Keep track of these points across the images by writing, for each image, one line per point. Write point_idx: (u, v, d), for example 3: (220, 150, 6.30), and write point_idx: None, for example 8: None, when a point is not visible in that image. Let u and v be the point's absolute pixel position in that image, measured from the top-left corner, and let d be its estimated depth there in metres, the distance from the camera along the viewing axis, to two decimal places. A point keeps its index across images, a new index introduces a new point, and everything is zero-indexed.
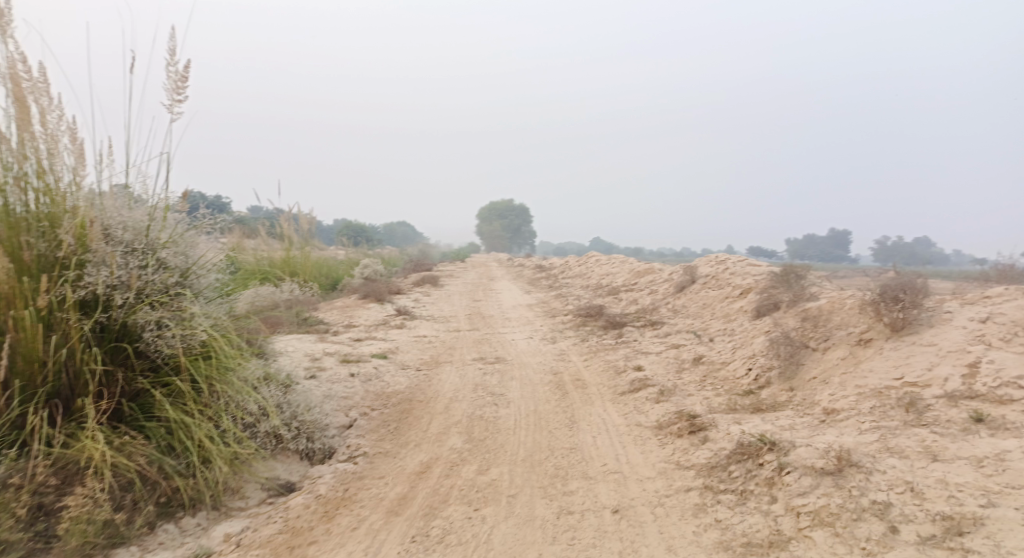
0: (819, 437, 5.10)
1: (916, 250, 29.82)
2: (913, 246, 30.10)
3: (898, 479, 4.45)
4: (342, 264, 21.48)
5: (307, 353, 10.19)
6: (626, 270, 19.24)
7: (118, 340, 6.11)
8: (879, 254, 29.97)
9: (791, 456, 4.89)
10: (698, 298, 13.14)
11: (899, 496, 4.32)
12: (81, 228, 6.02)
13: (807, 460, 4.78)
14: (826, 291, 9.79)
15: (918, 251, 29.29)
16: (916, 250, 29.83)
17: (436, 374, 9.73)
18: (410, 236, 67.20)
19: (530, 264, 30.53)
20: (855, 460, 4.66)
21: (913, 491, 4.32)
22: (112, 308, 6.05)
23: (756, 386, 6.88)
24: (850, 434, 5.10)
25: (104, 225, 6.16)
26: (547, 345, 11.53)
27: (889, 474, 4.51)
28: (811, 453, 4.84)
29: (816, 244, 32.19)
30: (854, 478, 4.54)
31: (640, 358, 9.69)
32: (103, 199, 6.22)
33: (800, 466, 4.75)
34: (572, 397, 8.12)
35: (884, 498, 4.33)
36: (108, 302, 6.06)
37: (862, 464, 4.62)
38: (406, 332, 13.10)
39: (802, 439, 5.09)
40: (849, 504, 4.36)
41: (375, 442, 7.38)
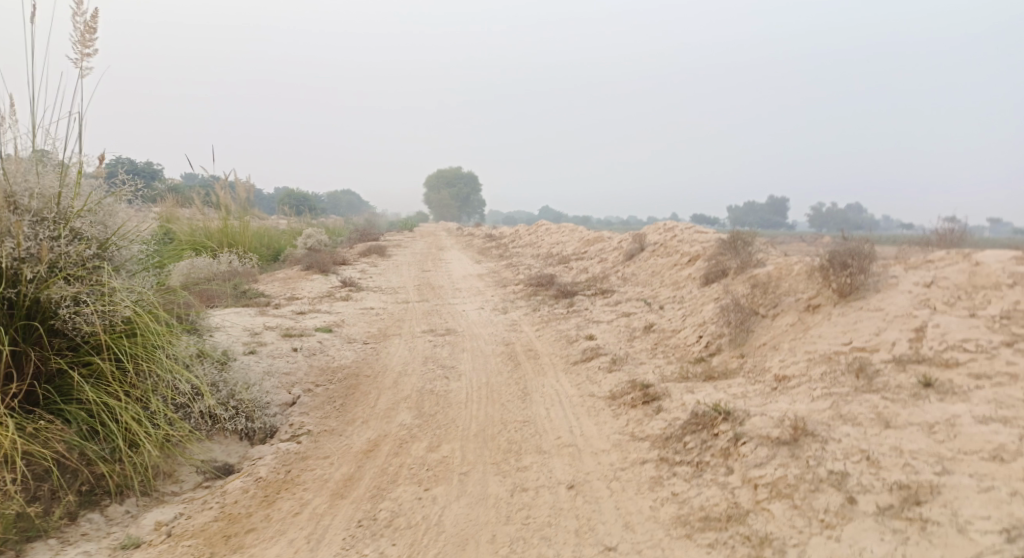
0: (773, 406, 5.09)
1: (849, 216, 30.71)
2: (846, 212, 30.99)
3: (853, 447, 4.46)
4: (285, 235, 20.93)
5: (248, 328, 9.85)
6: (575, 239, 19.19)
7: (29, 318, 5.76)
8: (816, 221, 30.69)
9: (746, 426, 4.87)
10: (647, 266, 13.16)
11: (855, 465, 4.33)
12: None
13: (763, 430, 4.76)
14: (773, 257, 9.85)
15: (856, 217, 30.02)
16: (850, 216, 30.69)
17: (384, 347, 9.52)
18: (357, 205, 66.09)
19: (479, 234, 30.30)
20: (810, 429, 4.66)
21: (869, 460, 4.33)
22: (21, 284, 5.67)
23: (707, 353, 6.87)
24: (803, 402, 5.10)
25: (7, 192, 5.73)
26: (497, 315, 11.41)
27: (844, 442, 4.52)
28: (766, 422, 4.83)
29: (758, 211, 32.70)
30: (810, 447, 4.53)
31: (591, 327, 9.63)
32: (7, 163, 5.78)
33: (756, 436, 4.74)
34: (524, 369, 8.02)
35: (841, 468, 4.34)
36: (15, 276, 5.68)
37: (817, 433, 4.63)
38: (352, 305, 12.81)
39: (757, 408, 5.08)
40: (806, 475, 4.36)
41: (321, 420, 7.18)
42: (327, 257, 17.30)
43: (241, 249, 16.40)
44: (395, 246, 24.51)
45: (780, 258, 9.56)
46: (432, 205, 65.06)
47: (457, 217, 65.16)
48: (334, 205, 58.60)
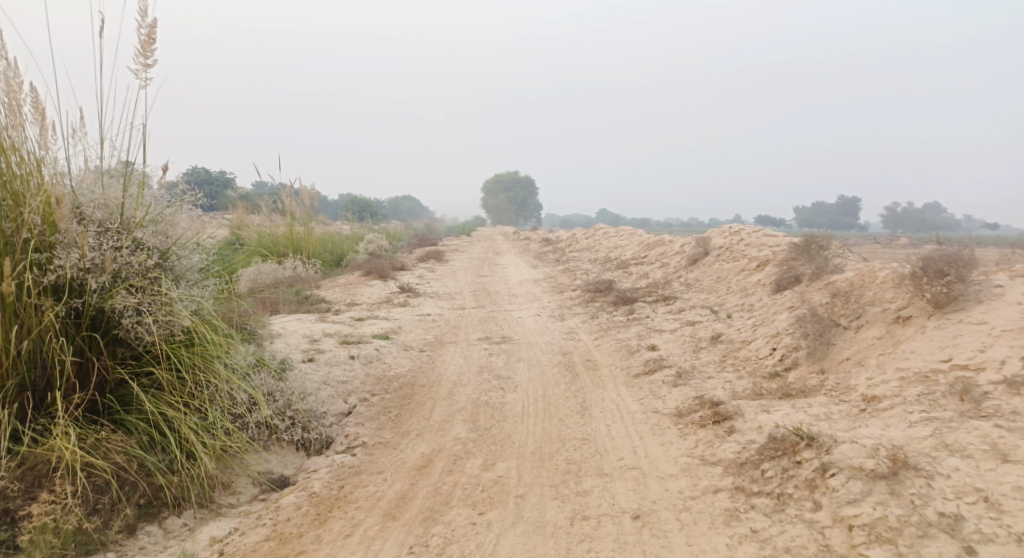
0: (864, 431, 4.59)
1: (922, 217, 29.35)
2: (919, 213, 29.63)
3: (966, 486, 3.94)
4: (346, 239, 21.01)
5: (304, 334, 9.72)
6: (635, 243, 18.66)
7: (94, 329, 5.67)
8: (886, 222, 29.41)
9: (834, 455, 4.39)
10: (711, 272, 12.60)
11: (971, 508, 3.82)
12: (48, 207, 5.53)
13: (854, 461, 4.28)
14: (851, 263, 9.22)
15: (931, 220, 28.65)
16: (924, 218, 29.32)
17: (440, 355, 9.25)
18: (417, 209, 66.55)
19: (536, 238, 29.99)
20: (912, 462, 4.16)
21: (988, 502, 3.81)
22: (86, 294, 5.58)
23: (783, 367, 6.37)
24: (898, 427, 4.59)
25: (74, 204, 5.70)
26: (556, 322, 11.04)
27: (954, 479, 4.01)
28: (858, 452, 4.34)
29: (825, 213, 31.44)
30: (913, 484, 4.03)
31: (654, 336, 9.18)
32: (71, 176, 5.77)
33: (846, 467, 4.26)
34: (584, 381, 7.63)
35: (953, 510, 3.83)
36: (80, 286, 5.60)
37: (921, 467, 4.12)
38: (409, 311, 12.61)
39: (845, 434, 4.59)
40: (911, 516, 3.86)
41: (375, 431, 6.92)
42: (384, 261, 17.19)
43: (301, 254, 16.42)
44: (453, 250, 24.36)
45: (859, 264, 8.94)
46: (491, 209, 65.05)
47: (515, 221, 65.00)
48: (395, 210, 59.07)
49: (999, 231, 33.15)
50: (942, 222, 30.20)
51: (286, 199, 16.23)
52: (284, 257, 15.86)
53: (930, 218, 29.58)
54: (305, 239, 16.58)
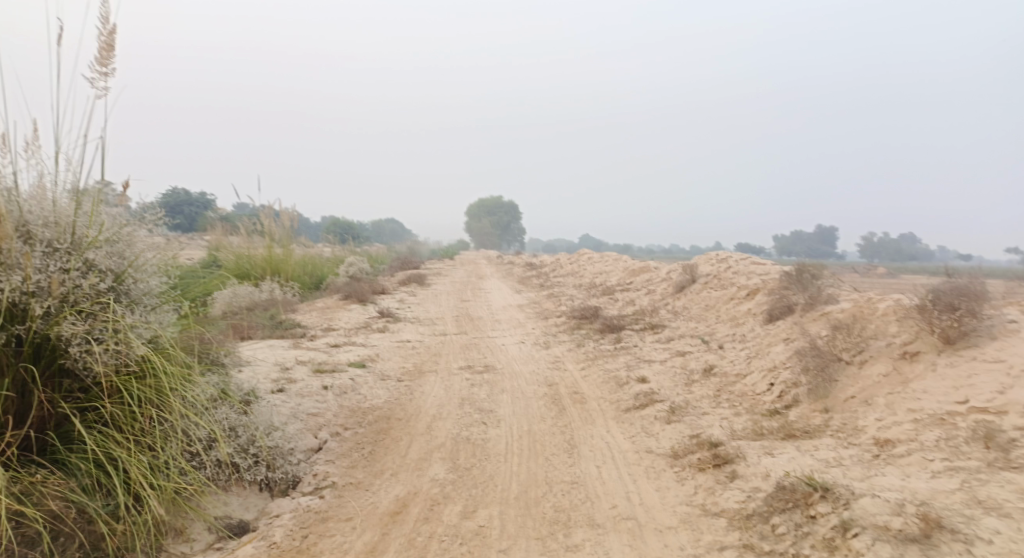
0: (882, 483, 4.22)
1: (902, 245, 29.46)
2: (898, 241, 29.75)
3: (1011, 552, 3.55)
4: (326, 262, 20.53)
5: (276, 362, 9.24)
6: (620, 269, 18.33)
7: (38, 358, 5.19)
8: (865, 250, 29.41)
9: (853, 511, 4.00)
10: (699, 300, 12.26)
11: None
12: None
13: (878, 518, 3.89)
14: (846, 293, 8.92)
15: (906, 248, 28.78)
16: (904, 246, 29.42)
17: (419, 385, 8.80)
18: (399, 233, 66.14)
19: (520, 262, 29.64)
20: (945, 522, 3.77)
21: None
22: (31, 319, 5.11)
23: (782, 405, 6.01)
24: (920, 478, 4.22)
25: (21, 222, 5.26)
26: (540, 350, 10.63)
27: (996, 544, 3.62)
28: (880, 508, 3.95)
29: (804, 240, 31.38)
30: (950, 549, 3.64)
31: (643, 367, 8.78)
32: (21, 192, 5.31)
33: (870, 526, 3.87)
34: (570, 415, 7.21)
35: None
36: (24, 311, 5.13)
37: (957, 529, 3.73)
38: (388, 337, 12.14)
39: (862, 485, 4.21)
40: None
41: (346, 470, 6.43)
42: (364, 285, 16.74)
43: (279, 277, 15.93)
44: (435, 274, 23.94)
45: (855, 294, 8.63)
46: (473, 233, 64.76)
47: (498, 245, 64.73)
48: (377, 233, 58.55)
49: (977, 261, 33.36)
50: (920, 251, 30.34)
51: (266, 220, 15.75)
52: (261, 279, 15.37)
53: (909, 247, 29.70)
54: (284, 261, 16.09)
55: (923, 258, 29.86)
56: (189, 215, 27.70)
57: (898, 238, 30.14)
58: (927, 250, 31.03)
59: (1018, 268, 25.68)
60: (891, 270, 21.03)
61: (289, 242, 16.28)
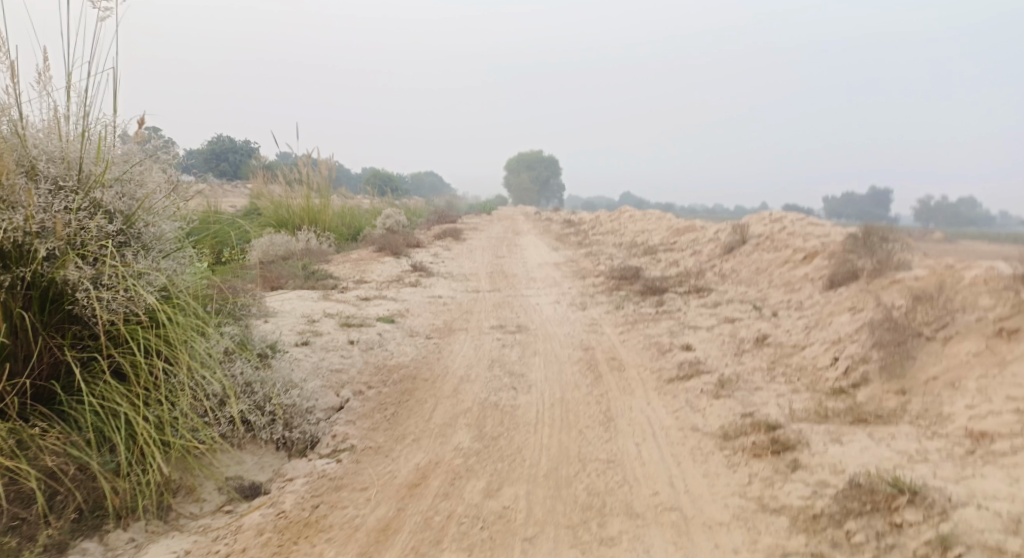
0: (985, 488, 3.58)
1: (958, 211, 28.04)
2: (955, 206, 28.34)
3: None
4: (363, 214, 20.06)
5: (301, 314, 8.79)
6: (663, 227, 17.54)
7: (42, 304, 4.69)
8: None
9: (952, 523, 3.39)
10: (749, 262, 11.51)
11: None
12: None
13: (988, 538, 3.27)
14: (918, 261, 8.15)
15: (962, 216, 27.40)
16: (961, 212, 27.98)
17: (448, 344, 8.29)
18: (440, 187, 65.61)
19: (559, 219, 28.88)
20: None
21: None
22: (34, 262, 4.62)
23: (850, 383, 5.41)
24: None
25: (24, 156, 4.68)
26: (577, 311, 10.03)
27: None
28: (989, 522, 3.35)
29: (852, 205, 30.10)
30: None
31: (688, 334, 8.14)
32: (26, 122, 4.76)
33: (977, 545, 3.25)
34: (608, 383, 6.63)
35: None
36: (26, 254, 4.62)
37: None
38: (419, 291, 11.64)
39: (959, 491, 3.59)
40: None
41: (366, 432, 5.87)
42: (399, 238, 16.23)
43: (316, 227, 15.50)
44: (472, 229, 23.36)
45: (928, 262, 7.87)
46: (514, 188, 63.88)
47: (538, 202, 63.80)
48: (418, 187, 58.00)
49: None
50: (977, 218, 28.95)
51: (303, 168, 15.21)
52: (296, 228, 14.97)
53: (965, 213, 28.30)
54: (322, 211, 15.65)
55: (980, 226, 28.41)
56: (231, 162, 27.47)
57: (954, 204, 28.70)
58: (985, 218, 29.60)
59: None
60: (949, 238, 19.92)
61: (326, 191, 15.81)
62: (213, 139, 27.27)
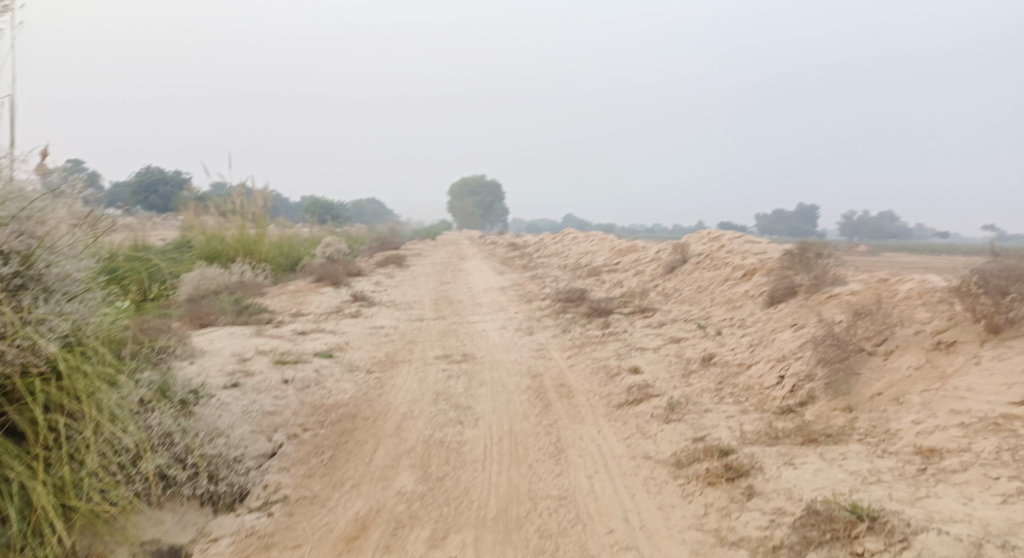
0: (941, 510, 3.54)
1: (883, 223, 29.11)
2: (880, 219, 29.39)
3: None
4: (302, 243, 19.58)
5: (233, 353, 8.42)
6: (606, 248, 17.59)
7: None
8: (845, 228, 28.82)
9: (915, 551, 3.28)
10: (691, 281, 11.56)
11: None
12: None
13: None
14: (854, 275, 8.26)
15: (885, 228, 28.41)
16: (884, 224, 29.08)
17: (390, 378, 8.01)
18: (382, 214, 65.06)
19: (502, 243, 28.81)
20: None
21: None
22: None
23: (797, 402, 5.37)
24: (986, 504, 3.52)
25: None
26: (523, 336, 9.87)
27: None
28: (952, 550, 3.23)
29: (784, 220, 30.90)
30: None
31: (635, 356, 8.06)
32: None
33: None
34: (557, 412, 6.47)
35: None
36: None
37: None
38: (360, 323, 11.32)
39: (917, 514, 3.53)
40: None
41: (302, 480, 5.60)
42: (338, 267, 15.89)
43: (252, 259, 15.03)
44: (415, 255, 23.11)
45: (864, 276, 7.98)
46: (456, 213, 63.79)
47: (481, 226, 63.82)
48: (359, 214, 57.38)
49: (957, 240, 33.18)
50: (900, 230, 30.17)
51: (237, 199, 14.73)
52: (231, 261, 14.49)
53: (889, 226, 29.42)
54: (258, 243, 15.18)
55: (903, 238, 29.58)
56: (162, 195, 26.68)
57: (879, 216, 29.78)
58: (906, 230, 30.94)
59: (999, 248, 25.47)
60: (875, 252, 20.60)
61: (262, 221, 15.34)
62: (141, 170, 26.42)
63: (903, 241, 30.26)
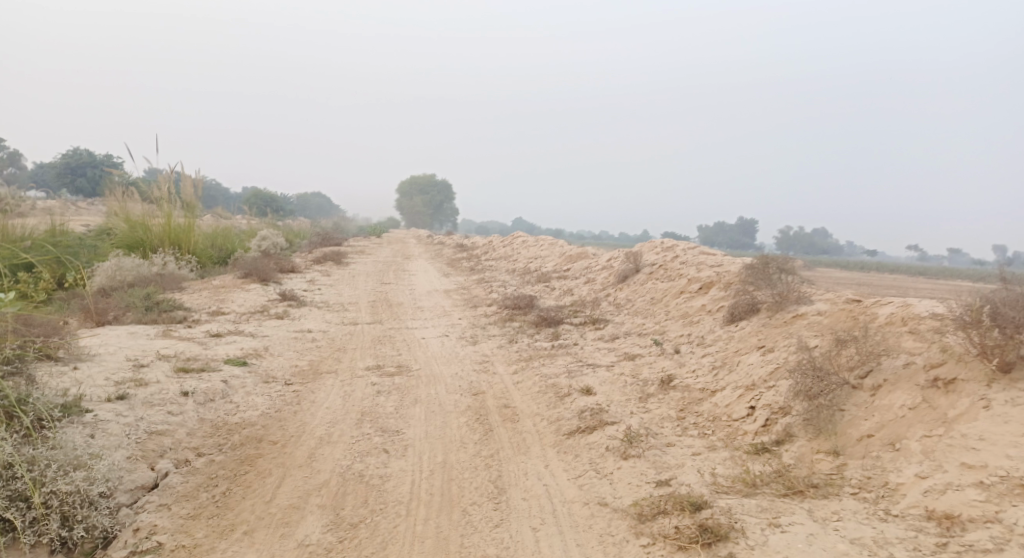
0: None
1: (815, 239, 29.60)
2: (813, 235, 29.85)
3: None
4: (236, 234, 18.30)
5: (127, 360, 7.37)
6: (555, 254, 16.87)
7: None
8: (782, 243, 28.78)
9: None
10: (643, 292, 10.92)
11: None
12: None
13: None
14: (819, 293, 7.68)
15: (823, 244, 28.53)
16: (819, 241, 29.54)
17: (312, 393, 7.10)
18: (326, 209, 63.30)
19: (449, 243, 27.85)
20: None
21: None
22: None
23: (772, 440, 4.71)
24: None
25: None
26: (465, 346, 9.05)
27: None
28: None
29: (726, 232, 30.79)
30: None
31: (587, 374, 7.32)
32: None
33: None
34: (498, 439, 5.70)
35: None
36: None
37: None
38: (285, 326, 10.32)
39: None
40: None
41: (182, 524, 4.75)
42: (270, 262, 14.77)
43: (178, 250, 13.78)
44: (355, 252, 21.99)
45: (831, 295, 7.43)
46: (403, 211, 62.52)
47: (427, 225, 62.66)
48: (302, 207, 55.59)
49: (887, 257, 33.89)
50: (830, 245, 30.79)
51: (165, 184, 13.48)
52: (155, 251, 13.27)
53: (821, 242, 29.91)
54: (186, 232, 13.93)
55: (833, 255, 30.18)
56: (89, 177, 25.09)
57: (812, 231, 30.23)
58: (836, 247, 31.57)
59: (925, 269, 26.04)
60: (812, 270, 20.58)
61: (193, 209, 14.10)
62: (68, 151, 24.75)
63: (837, 257, 30.72)
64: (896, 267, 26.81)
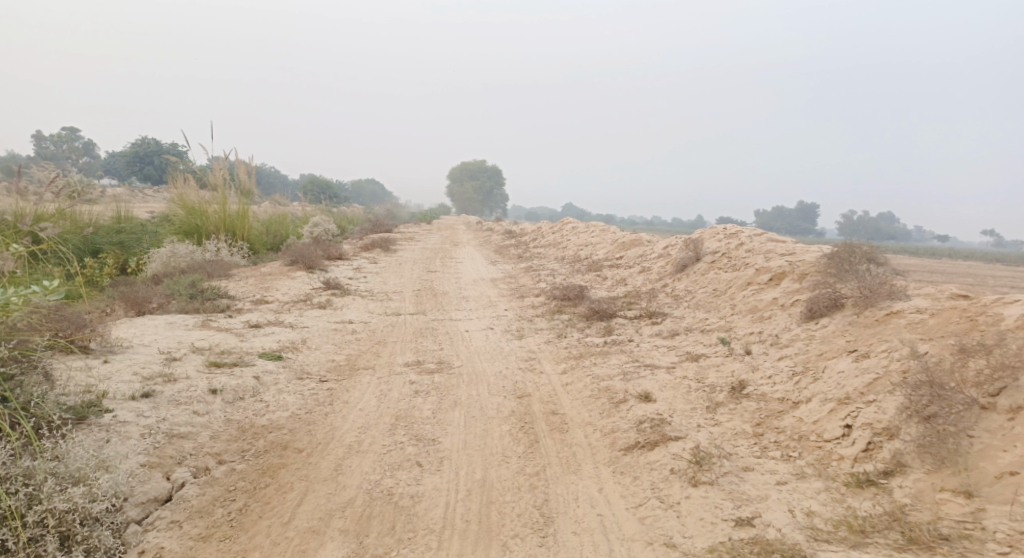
0: None
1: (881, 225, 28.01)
2: (879, 221, 28.22)
3: None
4: (288, 220, 17.89)
5: (158, 352, 6.88)
6: (608, 241, 15.99)
7: None
8: (844, 228, 27.27)
9: None
10: (705, 282, 10.08)
11: None
12: None
13: None
14: (912, 287, 6.81)
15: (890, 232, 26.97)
16: (885, 227, 27.92)
17: (346, 391, 6.51)
18: (379, 196, 63.39)
19: (498, 229, 27.11)
20: None
21: None
22: None
23: (880, 470, 4.13)
24: None
25: None
26: (511, 340, 8.38)
27: None
28: None
29: (785, 217, 29.36)
30: None
31: (646, 375, 6.58)
32: None
33: None
34: (546, 450, 5.04)
35: None
36: None
37: None
38: (325, 316, 9.79)
39: None
40: None
41: (191, 547, 4.21)
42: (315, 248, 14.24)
43: (231, 237, 13.33)
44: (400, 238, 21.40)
45: (927, 289, 6.56)
46: (453, 197, 62.04)
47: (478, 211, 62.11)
48: (358, 193, 55.65)
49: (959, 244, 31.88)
50: (898, 232, 29.11)
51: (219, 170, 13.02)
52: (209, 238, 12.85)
53: (888, 228, 28.27)
54: (239, 218, 13.46)
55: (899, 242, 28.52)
56: (155, 166, 25.15)
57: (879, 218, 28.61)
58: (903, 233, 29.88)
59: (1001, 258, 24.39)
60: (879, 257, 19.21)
61: (247, 195, 13.61)
62: (133, 139, 24.74)
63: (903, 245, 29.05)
64: (969, 254, 25.09)
